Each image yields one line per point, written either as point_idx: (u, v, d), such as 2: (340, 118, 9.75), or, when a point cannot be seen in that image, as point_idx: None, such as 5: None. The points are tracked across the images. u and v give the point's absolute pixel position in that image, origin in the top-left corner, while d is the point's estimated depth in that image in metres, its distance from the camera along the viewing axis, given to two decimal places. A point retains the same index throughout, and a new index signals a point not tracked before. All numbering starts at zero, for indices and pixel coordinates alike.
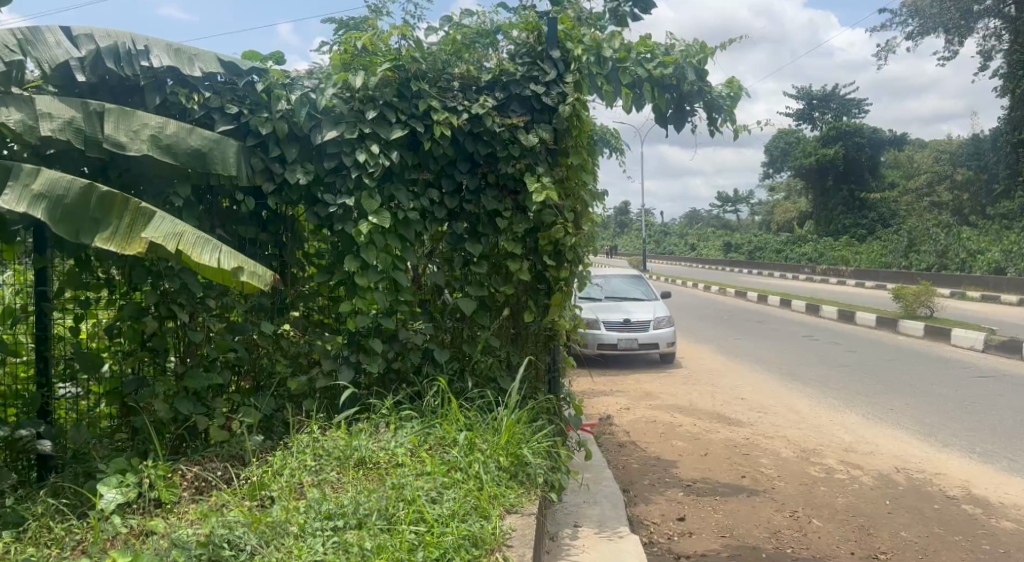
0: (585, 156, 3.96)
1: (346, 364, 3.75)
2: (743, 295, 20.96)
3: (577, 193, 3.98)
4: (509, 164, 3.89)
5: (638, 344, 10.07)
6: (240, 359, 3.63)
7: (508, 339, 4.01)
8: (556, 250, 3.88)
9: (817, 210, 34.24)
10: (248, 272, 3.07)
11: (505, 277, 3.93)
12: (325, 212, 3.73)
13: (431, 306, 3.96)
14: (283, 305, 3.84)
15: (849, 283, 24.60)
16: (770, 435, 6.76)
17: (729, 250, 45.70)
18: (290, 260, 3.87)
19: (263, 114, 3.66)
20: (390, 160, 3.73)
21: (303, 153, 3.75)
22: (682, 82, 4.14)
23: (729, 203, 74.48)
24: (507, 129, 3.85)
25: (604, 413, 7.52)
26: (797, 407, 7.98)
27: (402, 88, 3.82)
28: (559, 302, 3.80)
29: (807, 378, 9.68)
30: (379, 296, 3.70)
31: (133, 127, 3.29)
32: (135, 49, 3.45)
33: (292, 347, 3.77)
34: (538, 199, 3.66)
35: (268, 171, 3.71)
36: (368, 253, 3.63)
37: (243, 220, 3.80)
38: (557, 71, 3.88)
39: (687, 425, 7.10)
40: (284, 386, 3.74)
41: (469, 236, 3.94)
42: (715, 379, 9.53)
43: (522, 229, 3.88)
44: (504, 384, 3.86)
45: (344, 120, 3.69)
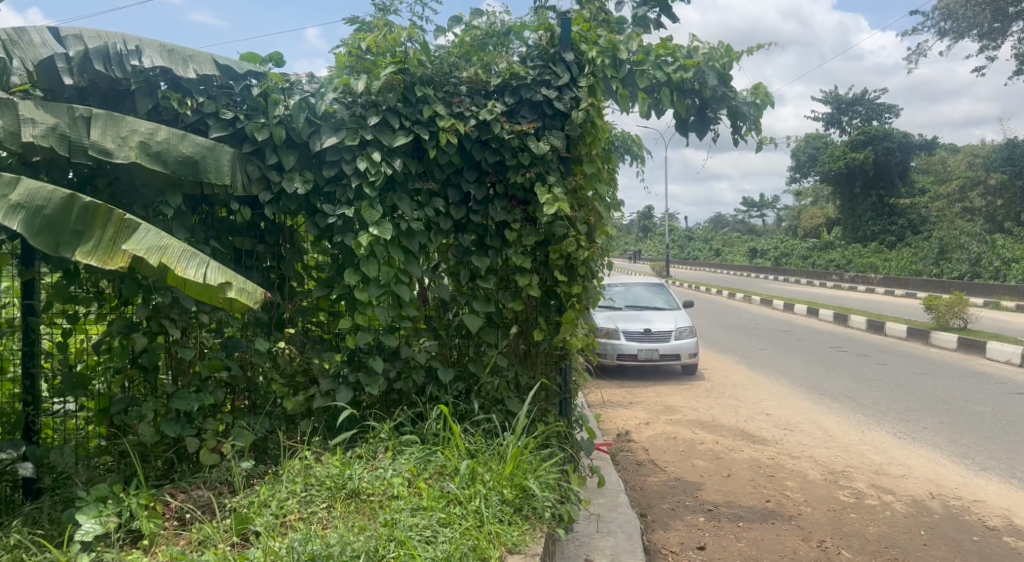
0: (599, 164, 3.73)
1: (345, 384, 3.55)
2: (768, 303, 20.51)
3: (591, 205, 3.76)
4: (519, 173, 3.67)
5: (659, 355, 9.79)
6: (233, 377, 3.45)
7: (517, 358, 3.79)
8: (568, 265, 3.67)
9: (845, 216, 33.55)
10: (236, 288, 2.98)
11: (514, 292, 3.71)
12: (324, 223, 3.55)
13: (436, 322, 3.75)
14: (281, 319, 3.67)
15: (878, 291, 24.00)
16: (795, 455, 6.46)
17: (754, 256, 45.00)
18: (288, 273, 3.69)
19: (259, 119, 3.49)
20: (392, 168, 3.54)
21: (302, 161, 3.58)
22: (703, 87, 3.90)
23: (754, 209, 73.51)
24: (517, 136, 3.64)
25: (622, 427, 7.26)
26: (825, 424, 7.65)
27: (406, 93, 3.63)
28: (571, 320, 3.58)
29: (835, 392, 9.32)
30: (380, 312, 3.50)
31: (121, 134, 3.16)
32: (125, 50, 3.32)
33: (289, 365, 3.59)
34: (549, 210, 3.44)
35: (265, 179, 3.53)
36: (368, 266, 3.44)
37: (239, 230, 3.63)
38: (570, 75, 3.67)
39: (709, 442, 6.82)
40: (279, 406, 3.55)
41: (476, 248, 3.74)
42: (738, 392, 9.22)
43: (532, 242, 3.67)
44: (512, 406, 3.63)
45: (344, 126, 3.51)
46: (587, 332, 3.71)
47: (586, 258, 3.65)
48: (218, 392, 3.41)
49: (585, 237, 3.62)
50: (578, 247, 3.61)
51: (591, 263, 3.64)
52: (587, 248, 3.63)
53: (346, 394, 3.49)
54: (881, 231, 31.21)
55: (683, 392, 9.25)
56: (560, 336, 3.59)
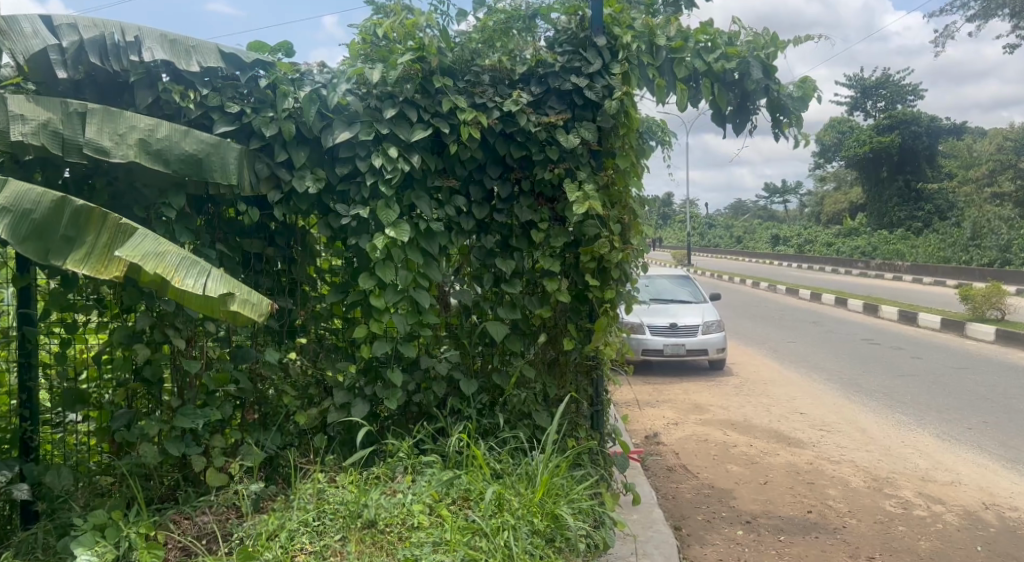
0: (634, 158, 3.44)
1: (361, 397, 3.30)
2: (794, 293, 20.07)
3: (626, 203, 3.48)
4: (547, 169, 3.40)
5: (685, 351, 9.48)
6: (242, 390, 3.23)
7: (545, 368, 3.53)
8: (600, 267, 3.41)
9: (871, 202, 32.80)
10: (239, 299, 2.81)
11: (541, 298, 3.45)
12: (337, 224, 3.30)
13: (459, 329, 3.50)
14: (292, 326, 3.43)
15: (906, 279, 23.46)
16: (834, 460, 6.14)
17: (777, 243, 44.29)
18: (300, 278, 3.44)
19: (267, 113, 3.23)
20: (410, 165, 3.28)
21: (313, 157, 3.32)
22: (746, 78, 3.56)
23: (776, 195, 72.41)
24: (544, 128, 3.36)
25: (650, 429, 6.99)
26: (862, 424, 7.31)
27: (425, 84, 3.35)
28: (603, 327, 3.32)
29: (870, 389, 8.96)
30: (396, 319, 3.26)
31: (119, 130, 2.94)
32: (124, 40, 3.07)
33: (301, 376, 3.35)
34: (580, 210, 3.18)
35: (274, 178, 3.28)
36: (384, 271, 3.20)
37: (247, 232, 3.39)
38: (602, 61, 3.37)
39: (743, 446, 6.52)
40: (291, 421, 3.32)
41: (501, 250, 3.49)
42: (769, 389, 8.89)
43: (560, 243, 3.40)
44: (540, 420, 3.37)
45: (358, 120, 3.27)
46: (621, 339, 3.44)
47: (620, 261, 3.38)
48: (226, 406, 3.19)
49: (619, 238, 3.36)
50: (611, 248, 3.34)
51: (625, 265, 3.37)
52: (621, 249, 3.35)
53: (363, 408, 3.25)
54: (908, 217, 30.50)
55: (711, 389, 8.94)
56: (592, 344, 3.33)
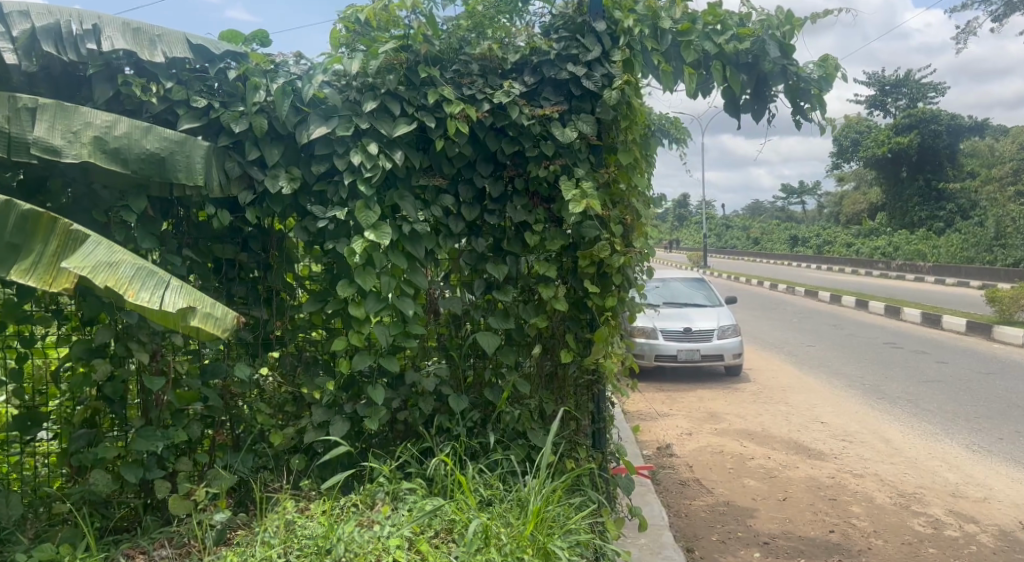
0: (637, 153, 3.17)
1: (340, 415, 3.03)
2: (813, 295, 19.63)
3: (629, 202, 3.20)
4: (541, 166, 3.12)
5: (700, 356, 9.15)
6: (211, 408, 2.98)
7: (541, 383, 3.24)
8: (600, 271, 3.13)
9: (892, 202, 32.15)
10: (200, 314, 2.56)
11: (537, 306, 3.17)
12: (314, 227, 3.03)
13: (448, 340, 3.22)
14: (268, 339, 3.17)
15: (928, 281, 22.93)
16: (857, 475, 5.80)
17: (795, 244, 43.64)
18: (276, 286, 3.18)
19: (237, 107, 2.98)
20: (393, 162, 3.02)
21: (288, 155, 3.06)
22: (761, 59, 3.26)
23: (794, 195, 71.53)
24: (538, 121, 3.08)
25: (662, 440, 6.68)
26: (887, 434, 6.95)
27: (410, 75, 3.08)
28: (603, 337, 3.03)
29: (894, 396, 8.57)
30: (377, 331, 2.99)
31: (73, 127, 2.70)
32: (81, 30, 2.84)
33: (276, 393, 3.10)
34: (578, 209, 2.90)
35: (246, 177, 3.02)
36: (364, 277, 2.94)
37: (217, 237, 3.14)
38: (601, 48, 3.09)
39: (760, 458, 6.19)
40: (265, 441, 3.06)
41: (493, 254, 3.21)
42: (787, 397, 8.54)
43: (557, 247, 3.12)
44: (536, 440, 3.09)
45: (336, 114, 3.01)
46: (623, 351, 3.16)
47: (623, 266, 3.10)
48: (193, 427, 2.95)
49: (620, 240, 3.08)
50: (612, 252, 3.07)
51: (629, 270, 3.09)
52: (623, 252, 3.07)
53: (342, 427, 2.98)
54: (930, 216, 29.86)
55: (727, 396, 8.61)
56: (592, 356, 3.05)
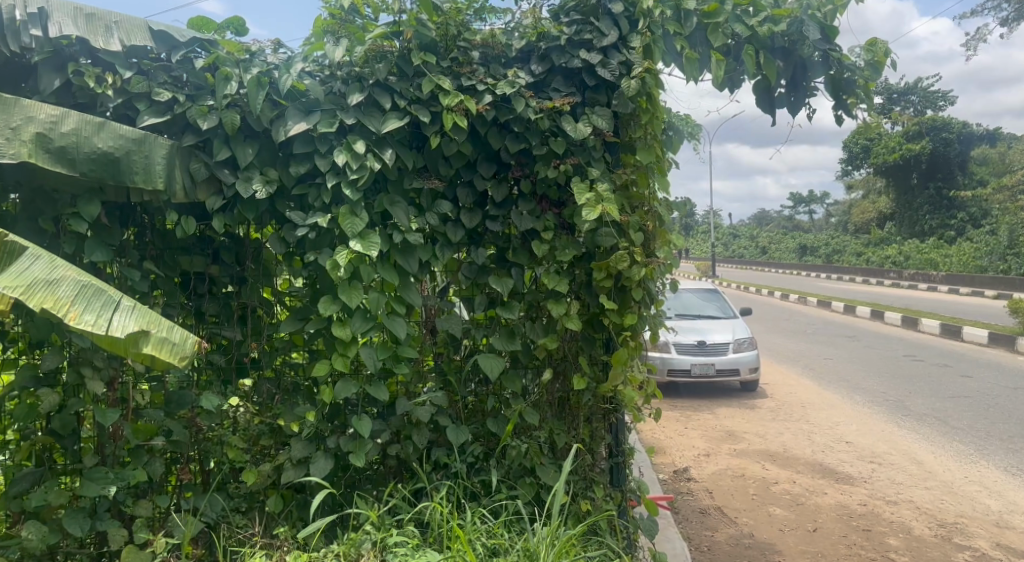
0: (657, 151, 2.80)
1: (322, 450, 2.65)
2: (826, 305, 19.17)
3: (650, 207, 2.83)
4: (550, 165, 2.74)
5: (715, 371, 8.74)
6: (175, 443, 2.60)
7: (551, 412, 2.85)
8: (618, 285, 2.76)
9: (903, 210, 31.66)
10: (154, 339, 2.28)
11: (546, 325, 2.80)
12: (293, 236, 2.66)
13: (446, 363, 2.84)
14: (243, 363, 2.81)
15: (942, 289, 22.49)
16: (891, 501, 5.38)
17: (804, 253, 43.15)
18: (251, 302, 2.81)
19: (205, 100, 2.62)
20: (382, 162, 2.66)
21: (264, 154, 2.69)
22: (798, 44, 2.92)
23: (802, 203, 71.01)
24: (546, 115, 2.71)
25: (679, 462, 6.28)
26: (918, 456, 6.52)
27: (402, 64, 2.72)
28: (622, 361, 2.66)
29: (921, 413, 8.13)
30: (364, 355, 2.62)
31: (12, 122, 2.34)
32: (25, 14, 2.50)
33: (251, 424, 2.70)
34: (592, 215, 2.54)
35: (214, 180, 2.65)
36: (349, 294, 2.58)
37: (184, 247, 2.77)
38: (617, 32, 2.72)
39: (785, 483, 5.78)
40: (237, 480, 2.69)
41: (496, 266, 2.83)
42: (809, 414, 8.12)
43: (568, 257, 2.74)
44: (546, 479, 2.70)
45: (318, 109, 2.67)
46: (644, 376, 2.78)
47: (644, 279, 2.72)
48: (155, 464, 2.58)
49: (641, 249, 2.71)
50: (632, 263, 2.69)
51: (650, 284, 2.72)
52: (644, 264, 2.70)
53: (325, 464, 2.59)
54: (942, 224, 29.38)
55: (745, 413, 8.20)
56: (608, 383, 2.68)
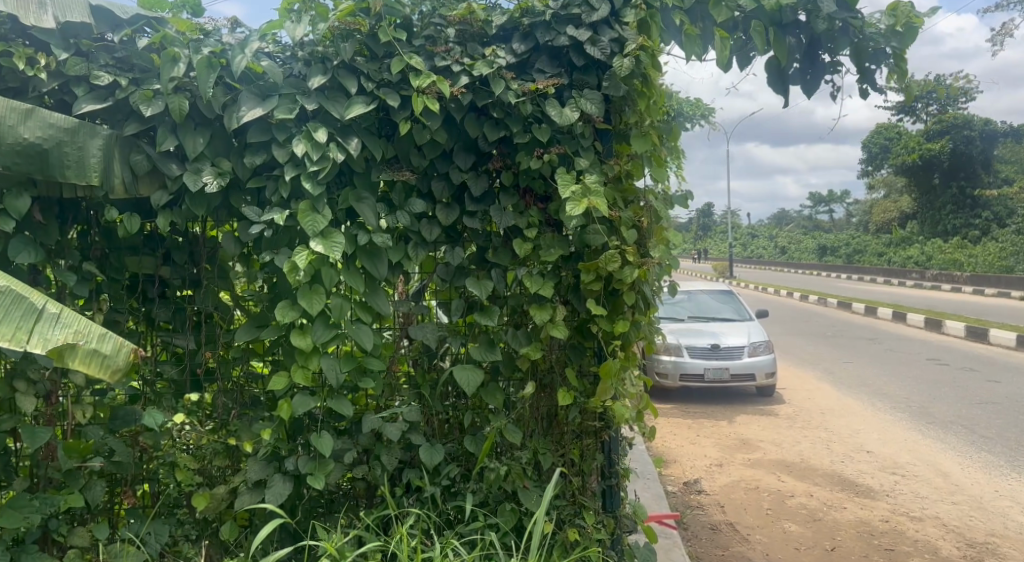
0: (653, 140, 2.51)
1: (280, 473, 2.38)
2: (846, 307, 18.67)
3: (645, 201, 2.54)
4: (533, 155, 2.46)
5: (729, 376, 8.39)
6: (117, 464, 2.37)
7: (536, 429, 2.57)
8: (608, 288, 2.47)
9: (926, 210, 30.95)
10: (81, 352, 2.00)
11: (529, 332, 2.52)
12: (247, 234, 2.40)
13: (419, 376, 2.57)
14: (197, 374, 2.56)
15: (965, 290, 21.86)
16: (915, 518, 5.03)
17: (824, 253, 42.45)
18: (206, 308, 2.55)
19: (151, 84, 2.36)
20: (347, 152, 2.39)
21: (217, 144, 2.43)
22: (814, 17, 2.61)
23: (822, 203, 70.04)
24: (529, 99, 2.43)
25: (689, 474, 5.95)
26: (943, 467, 6.16)
27: (370, 43, 2.44)
28: (612, 372, 2.37)
29: (946, 421, 7.74)
30: (325, 367, 2.36)
31: None
32: None
33: (203, 443, 2.44)
34: (577, 211, 2.26)
35: (158, 173, 2.42)
36: (309, 299, 2.32)
37: (132, 247, 2.53)
38: (609, 5, 2.43)
39: (802, 497, 5.44)
40: (188, 505, 2.46)
41: (475, 267, 2.55)
42: (827, 421, 7.76)
43: (554, 258, 2.46)
44: (529, 504, 2.42)
45: (275, 93, 2.40)
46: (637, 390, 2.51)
47: (636, 282, 2.44)
48: (95, 488, 2.34)
49: (634, 248, 2.42)
50: (623, 264, 2.41)
51: (644, 288, 2.43)
52: (637, 264, 2.41)
53: (283, 488, 2.33)
54: (966, 224, 28.65)
55: (760, 421, 7.85)
56: (597, 397, 2.40)
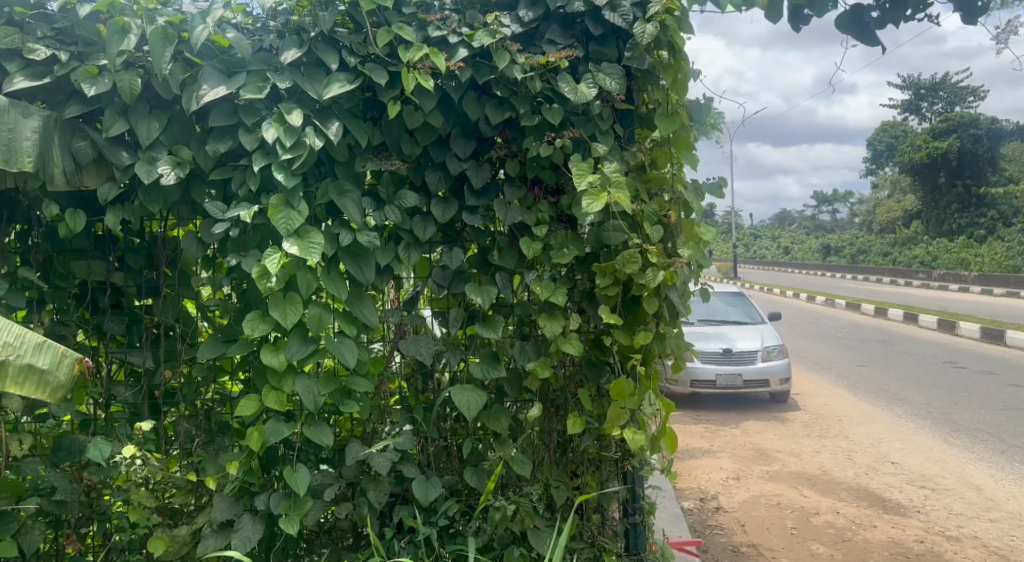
0: (680, 121, 2.16)
1: (249, 513, 2.03)
2: (854, 307, 18.31)
3: (674, 194, 2.18)
4: (543, 140, 2.11)
5: (742, 381, 8.03)
6: (59, 504, 2.02)
7: (547, 458, 2.23)
8: (627, 295, 2.13)
9: (931, 209, 30.57)
10: (13, 369, 1.74)
11: (538, 345, 2.18)
12: (211, 234, 2.05)
13: (411, 397, 2.23)
14: (157, 396, 2.22)
15: (973, 289, 21.49)
16: (952, 538, 4.67)
17: (828, 253, 42.07)
18: (166, 320, 2.21)
19: (96, 60, 2.02)
20: (326, 138, 2.04)
21: (175, 130, 2.09)
22: None
23: (825, 203, 69.62)
24: (538, 75, 2.08)
25: (705, 489, 5.61)
26: (975, 480, 5.80)
27: (354, 12, 2.10)
28: (625, 393, 2.06)
29: (971, 428, 7.38)
30: (301, 389, 2.01)
31: None
32: None
33: (162, 476, 2.10)
34: (596, 206, 1.92)
35: (106, 162, 2.08)
36: (283, 309, 1.98)
37: (79, 250, 2.19)
38: None
39: (828, 513, 5.08)
40: (144, 550, 2.10)
41: (476, 270, 2.20)
42: (846, 429, 7.40)
43: (569, 259, 2.11)
44: (539, 548, 2.07)
45: (243, 69, 2.06)
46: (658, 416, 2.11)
47: (661, 287, 2.08)
48: (33, 533, 1.99)
49: (658, 247, 2.08)
50: (644, 265, 2.06)
51: (669, 294, 2.08)
52: (662, 266, 2.06)
53: (252, 532, 1.98)
54: (971, 223, 28.27)
55: (776, 429, 7.49)
56: (608, 423, 2.07)
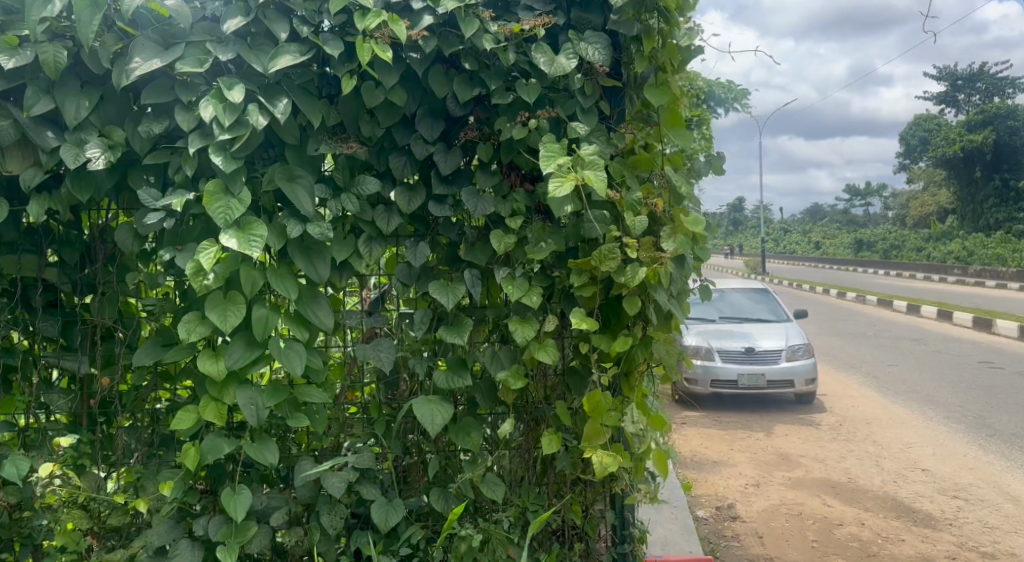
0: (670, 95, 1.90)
1: (187, 538, 1.82)
2: (886, 305, 17.70)
3: (662, 178, 1.92)
4: (517, 120, 1.86)
5: (766, 382, 7.69)
6: None
7: (527, 478, 2.00)
8: (608, 295, 1.89)
9: (968, 203, 29.60)
10: None
11: (514, 353, 1.92)
12: (145, 227, 1.84)
13: (373, 406, 2.00)
14: (95, 405, 2.03)
15: (1011, 286, 20.72)
16: (988, 555, 4.32)
17: (860, 249, 41.07)
18: (104, 322, 2.00)
19: (18, 29, 1.81)
20: (272, 117, 1.80)
21: (108, 109, 1.87)
22: None
23: (857, 197, 68.09)
24: (513, 46, 1.83)
25: (721, 496, 5.31)
26: (1012, 490, 5.43)
27: None
28: (602, 407, 1.81)
29: (1009, 434, 6.95)
30: (242, 402, 1.78)
31: None
32: None
33: (94, 493, 1.90)
34: (563, 189, 1.68)
35: (32, 145, 1.87)
36: (222, 311, 1.74)
37: (9, 243, 1.99)
38: None
39: (853, 525, 4.76)
40: None
41: (446, 268, 1.96)
42: (874, 434, 7.03)
43: (545, 255, 1.85)
44: None
45: (181, 39, 1.82)
46: (638, 431, 1.84)
47: (646, 286, 1.83)
48: None
49: (644, 240, 1.82)
50: (625, 261, 1.82)
51: (654, 294, 1.82)
52: (647, 261, 1.81)
53: None
54: (1009, 218, 27.31)
55: (800, 433, 7.15)
56: (586, 443, 1.83)
